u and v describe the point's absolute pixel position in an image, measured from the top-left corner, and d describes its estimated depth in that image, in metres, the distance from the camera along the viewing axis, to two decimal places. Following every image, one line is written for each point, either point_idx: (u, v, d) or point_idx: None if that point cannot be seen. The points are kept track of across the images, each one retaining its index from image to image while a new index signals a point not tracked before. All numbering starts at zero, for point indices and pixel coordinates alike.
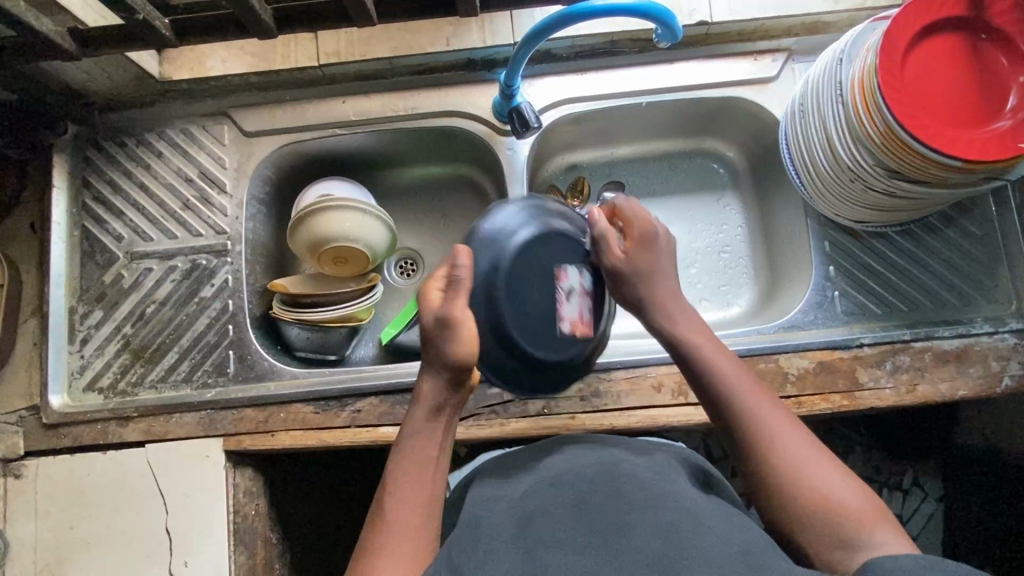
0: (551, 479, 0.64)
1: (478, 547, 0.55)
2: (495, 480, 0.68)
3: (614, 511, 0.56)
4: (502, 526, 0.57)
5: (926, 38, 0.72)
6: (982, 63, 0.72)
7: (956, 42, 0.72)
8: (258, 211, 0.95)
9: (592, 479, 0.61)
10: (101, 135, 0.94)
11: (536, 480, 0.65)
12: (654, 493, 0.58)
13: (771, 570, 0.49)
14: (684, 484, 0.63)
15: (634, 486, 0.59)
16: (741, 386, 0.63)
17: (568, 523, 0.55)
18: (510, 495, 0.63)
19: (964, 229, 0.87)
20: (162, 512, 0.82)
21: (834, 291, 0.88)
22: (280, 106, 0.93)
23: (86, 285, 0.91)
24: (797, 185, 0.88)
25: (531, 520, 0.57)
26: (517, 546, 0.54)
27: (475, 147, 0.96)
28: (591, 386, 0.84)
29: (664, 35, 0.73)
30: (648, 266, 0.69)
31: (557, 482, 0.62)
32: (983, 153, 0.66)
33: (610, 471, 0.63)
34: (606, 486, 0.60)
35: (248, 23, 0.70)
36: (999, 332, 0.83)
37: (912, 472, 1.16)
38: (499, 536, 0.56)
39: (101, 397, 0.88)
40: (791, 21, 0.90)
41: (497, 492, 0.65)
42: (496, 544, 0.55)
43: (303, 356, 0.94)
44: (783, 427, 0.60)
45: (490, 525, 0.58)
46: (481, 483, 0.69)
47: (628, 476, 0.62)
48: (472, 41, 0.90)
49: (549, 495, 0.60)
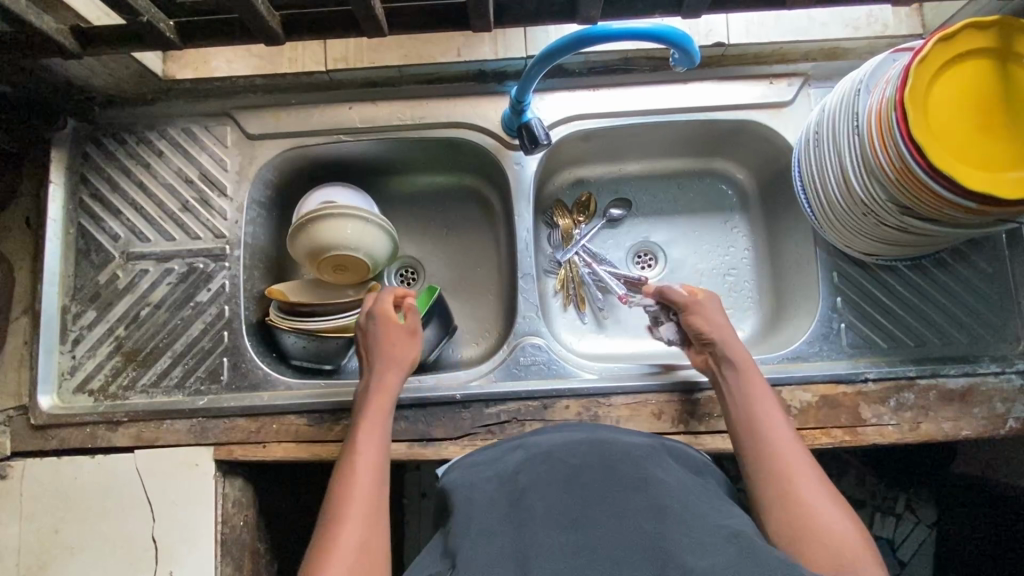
0: (541, 456, 0.64)
1: (470, 525, 0.56)
2: (483, 460, 0.69)
3: (606, 489, 0.57)
4: (493, 503, 0.59)
5: (953, 57, 0.68)
6: (1013, 79, 0.68)
7: (982, 61, 0.68)
8: (258, 215, 0.93)
9: (584, 455, 0.63)
10: (102, 132, 0.92)
11: (525, 456, 0.65)
12: (642, 471, 0.60)
13: (762, 552, 0.50)
14: (673, 470, 0.63)
15: (623, 462, 0.61)
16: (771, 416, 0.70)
17: (560, 501, 0.56)
18: (500, 473, 0.64)
19: (974, 266, 0.86)
20: (148, 520, 0.80)
21: (840, 323, 0.86)
22: (284, 110, 0.91)
23: (80, 284, 0.89)
24: (809, 215, 0.87)
25: (522, 496, 0.58)
26: (509, 522, 0.55)
27: (483, 158, 0.94)
28: (590, 410, 0.82)
29: (681, 60, 0.71)
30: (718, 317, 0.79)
31: (548, 458, 0.63)
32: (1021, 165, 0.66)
33: (602, 446, 0.64)
34: (598, 466, 0.60)
35: (254, 28, 0.69)
36: (1005, 372, 0.82)
37: (905, 497, 1.15)
38: (491, 512, 0.57)
39: (91, 399, 0.86)
40: (809, 46, 0.88)
41: (484, 472, 0.65)
42: (487, 521, 0.56)
43: (298, 365, 0.92)
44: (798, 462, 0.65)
45: (482, 503, 0.59)
46: (461, 464, 0.69)
47: (618, 449, 0.64)
48: (484, 53, 0.89)
49: (539, 473, 0.61)
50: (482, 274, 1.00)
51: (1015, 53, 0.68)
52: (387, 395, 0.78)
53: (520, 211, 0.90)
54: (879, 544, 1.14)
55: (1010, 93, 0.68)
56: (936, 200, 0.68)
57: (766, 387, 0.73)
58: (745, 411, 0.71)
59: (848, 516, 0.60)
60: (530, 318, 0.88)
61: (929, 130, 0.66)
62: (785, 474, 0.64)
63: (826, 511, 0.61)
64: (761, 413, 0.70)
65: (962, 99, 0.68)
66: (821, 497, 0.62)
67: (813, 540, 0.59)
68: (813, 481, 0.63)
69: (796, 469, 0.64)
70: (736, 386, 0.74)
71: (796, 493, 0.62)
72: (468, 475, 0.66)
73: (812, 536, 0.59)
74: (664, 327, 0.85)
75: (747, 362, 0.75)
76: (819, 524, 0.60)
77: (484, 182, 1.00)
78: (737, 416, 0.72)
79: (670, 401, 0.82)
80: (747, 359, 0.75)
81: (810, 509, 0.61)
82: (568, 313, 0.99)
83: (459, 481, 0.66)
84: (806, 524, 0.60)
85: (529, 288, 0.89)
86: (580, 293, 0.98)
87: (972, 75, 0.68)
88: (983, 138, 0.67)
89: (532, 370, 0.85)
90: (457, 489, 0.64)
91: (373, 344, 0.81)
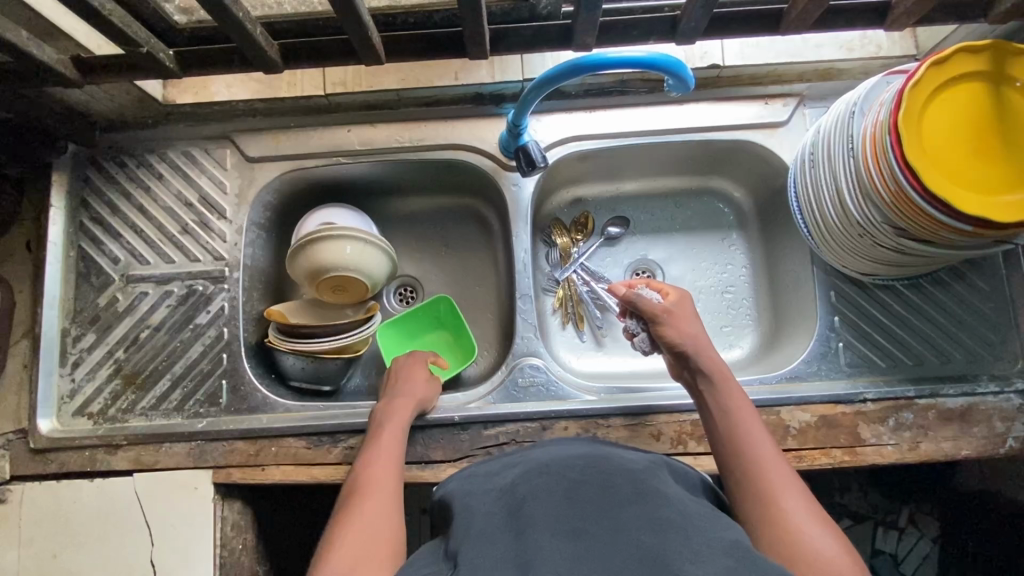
0: (540, 468, 0.64)
1: (467, 533, 0.56)
2: (478, 473, 0.68)
3: (606, 505, 0.56)
4: (492, 513, 0.58)
5: (948, 83, 0.68)
6: (1008, 104, 0.68)
7: (977, 86, 0.69)
8: (257, 237, 0.93)
9: (583, 468, 0.63)
10: (102, 155, 0.93)
11: (523, 468, 0.65)
12: (643, 486, 0.60)
13: (758, 563, 0.50)
14: (672, 483, 0.63)
15: (622, 478, 0.61)
16: (751, 430, 0.69)
17: (557, 509, 0.56)
18: (497, 485, 0.63)
19: (972, 284, 0.86)
20: (147, 544, 0.80)
21: (839, 342, 0.86)
22: (284, 133, 0.92)
23: (80, 307, 0.89)
24: (805, 234, 0.87)
25: (521, 506, 0.57)
26: (507, 532, 0.55)
27: (481, 179, 0.95)
28: (589, 432, 0.82)
29: (676, 86, 0.71)
30: (684, 318, 0.77)
31: (546, 471, 0.62)
32: (1013, 185, 0.66)
33: (600, 460, 0.64)
34: (597, 477, 0.61)
35: (253, 57, 0.70)
36: (1005, 392, 0.82)
37: (907, 510, 1.14)
38: (487, 523, 0.56)
39: (90, 423, 0.86)
40: (804, 68, 0.89)
41: (482, 484, 0.65)
42: (484, 529, 0.55)
43: (297, 386, 0.92)
44: (784, 479, 0.64)
45: (481, 513, 0.59)
46: (457, 475, 0.69)
47: (617, 466, 0.63)
48: (481, 76, 0.89)
49: (537, 482, 0.60)
50: (481, 294, 1.00)
51: (1008, 79, 0.69)
52: (405, 412, 0.78)
53: (518, 232, 0.91)
54: (882, 559, 1.12)
55: (1005, 118, 0.68)
56: (930, 221, 0.68)
57: (747, 401, 0.72)
58: (728, 427, 0.70)
59: (833, 536, 0.59)
60: (529, 338, 0.88)
61: (924, 152, 0.67)
62: (771, 491, 0.63)
63: (810, 530, 0.59)
64: (743, 427, 0.69)
65: (959, 120, 0.68)
66: (807, 517, 0.60)
67: (795, 559, 0.57)
68: (797, 500, 0.62)
69: (782, 485, 0.63)
70: (717, 398, 0.72)
71: (782, 510, 0.61)
72: (467, 485, 0.66)
73: (797, 555, 0.57)
74: (638, 337, 0.82)
75: (721, 370, 0.74)
76: (803, 544, 0.58)
77: (482, 202, 1.00)
78: (719, 429, 0.70)
79: (670, 422, 0.82)
80: (723, 367, 0.74)
81: (796, 530, 0.59)
82: (567, 331, 0.99)
83: (458, 491, 0.65)
84: (793, 544, 0.58)
85: (528, 309, 0.89)
86: (578, 312, 0.98)
87: (968, 97, 0.69)
88: (978, 159, 0.68)
89: (530, 392, 0.85)
90: (456, 499, 0.64)
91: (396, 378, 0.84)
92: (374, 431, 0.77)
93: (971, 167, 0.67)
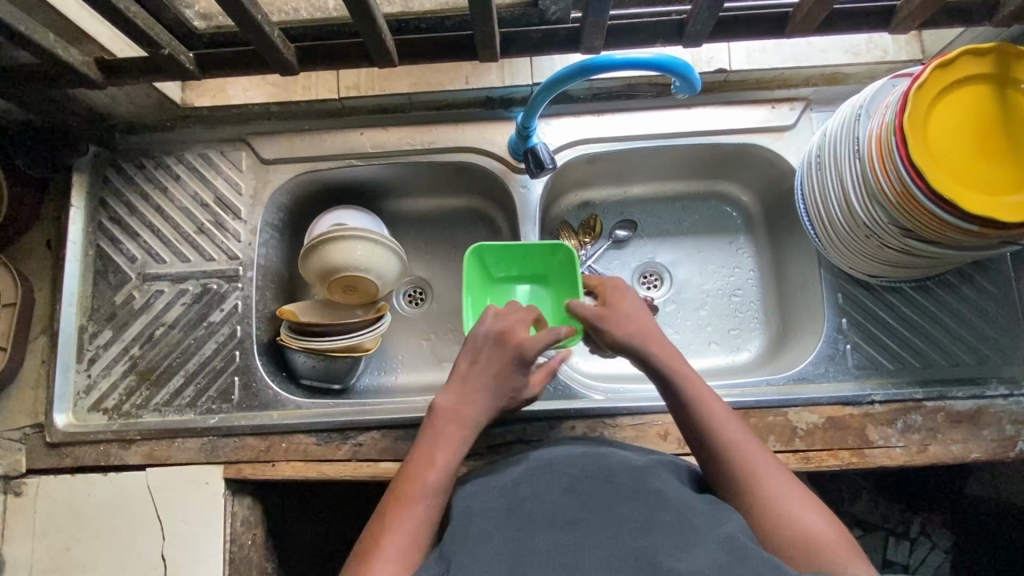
0: (542, 467, 0.64)
1: (468, 529, 0.55)
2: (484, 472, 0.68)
3: (605, 497, 0.57)
4: (496, 509, 0.58)
5: (952, 86, 0.69)
6: (1011, 105, 0.69)
7: (978, 87, 0.69)
8: (271, 237, 0.95)
9: (583, 466, 0.63)
10: (122, 157, 0.95)
11: (526, 468, 0.64)
12: (641, 486, 0.59)
13: (754, 558, 0.49)
14: (671, 482, 0.62)
15: (623, 477, 0.60)
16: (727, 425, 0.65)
17: (558, 507, 0.56)
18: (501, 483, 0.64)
19: (980, 287, 0.87)
20: (159, 538, 0.81)
21: (846, 344, 0.86)
22: (297, 136, 0.94)
23: (98, 304, 0.91)
24: (811, 235, 0.88)
25: (524, 505, 0.57)
26: (507, 527, 0.55)
27: (490, 181, 0.96)
28: (596, 431, 0.83)
29: (682, 88, 0.73)
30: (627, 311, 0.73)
31: (550, 471, 0.63)
32: (1011, 185, 0.67)
33: (600, 459, 0.64)
34: (597, 474, 0.61)
35: (270, 59, 0.72)
36: (1014, 395, 0.82)
37: (919, 521, 1.12)
38: (488, 518, 0.56)
39: (105, 418, 0.88)
40: (810, 72, 0.90)
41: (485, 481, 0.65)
42: (485, 526, 0.55)
43: (308, 385, 0.94)
44: (768, 469, 0.62)
45: (484, 508, 0.59)
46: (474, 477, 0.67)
47: (619, 463, 0.64)
48: (491, 80, 0.91)
49: (540, 483, 0.60)
50: None
51: (1013, 81, 0.69)
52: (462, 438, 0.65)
53: (526, 233, 0.92)
54: (893, 570, 1.10)
55: (1007, 118, 0.69)
56: (935, 222, 0.68)
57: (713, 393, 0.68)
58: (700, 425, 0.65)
59: (827, 521, 0.58)
60: None
61: (926, 150, 0.67)
62: (760, 480, 0.61)
63: (805, 518, 0.58)
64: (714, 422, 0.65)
65: (960, 120, 0.69)
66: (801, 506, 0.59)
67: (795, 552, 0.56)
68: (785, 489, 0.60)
69: (764, 475, 0.61)
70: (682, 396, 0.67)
71: (774, 502, 0.59)
72: (467, 482, 0.66)
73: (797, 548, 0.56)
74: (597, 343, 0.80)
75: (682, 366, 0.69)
76: (800, 535, 0.57)
77: (490, 204, 1.01)
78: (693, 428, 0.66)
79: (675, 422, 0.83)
80: (686, 368, 0.69)
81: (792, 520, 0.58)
82: None
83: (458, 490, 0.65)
84: (790, 536, 0.57)
85: None
86: None
87: (970, 99, 0.69)
88: (977, 158, 0.68)
89: None
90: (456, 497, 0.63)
91: (471, 369, 0.68)
92: (424, 447, 0.64)
93: (969, 165, 0.68)
